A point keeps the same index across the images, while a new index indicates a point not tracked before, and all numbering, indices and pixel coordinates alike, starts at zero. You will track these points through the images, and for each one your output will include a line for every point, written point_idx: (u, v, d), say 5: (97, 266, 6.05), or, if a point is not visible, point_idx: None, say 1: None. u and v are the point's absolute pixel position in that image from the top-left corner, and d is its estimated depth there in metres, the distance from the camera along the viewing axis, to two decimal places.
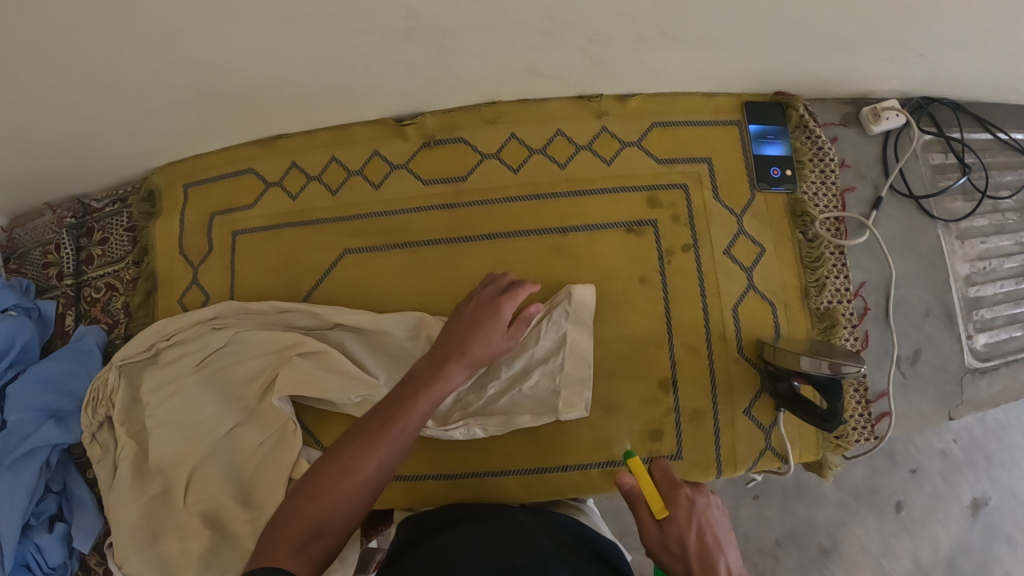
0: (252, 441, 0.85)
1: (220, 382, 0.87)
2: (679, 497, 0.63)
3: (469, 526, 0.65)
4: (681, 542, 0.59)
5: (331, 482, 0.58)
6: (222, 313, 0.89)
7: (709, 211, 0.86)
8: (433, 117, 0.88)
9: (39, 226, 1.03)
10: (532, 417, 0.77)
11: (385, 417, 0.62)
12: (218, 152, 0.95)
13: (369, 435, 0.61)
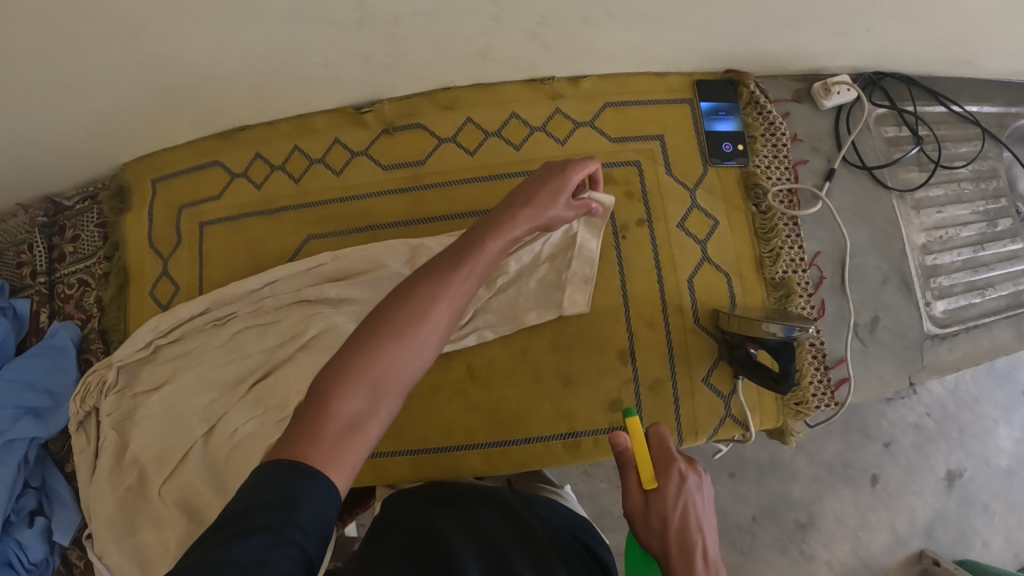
0: (228, 431, 0.83)
1: (209, 378, 0.85)
2: (672, 471, 0.59)
3: (472, 510, 0.68)
4: (663, 521, 0.57)
5: (392, 336, 0.49)
6: (212, 308, 0.88)
7: (662, 186, 0.88)
8: (391, 104, 0.91)
9: (12, 227, 1.04)
10: (538, 312, 0.82)
11: (449, 269, 0.53)
12: (183, 146, 0.97)
13: (434, 285, 0.52)
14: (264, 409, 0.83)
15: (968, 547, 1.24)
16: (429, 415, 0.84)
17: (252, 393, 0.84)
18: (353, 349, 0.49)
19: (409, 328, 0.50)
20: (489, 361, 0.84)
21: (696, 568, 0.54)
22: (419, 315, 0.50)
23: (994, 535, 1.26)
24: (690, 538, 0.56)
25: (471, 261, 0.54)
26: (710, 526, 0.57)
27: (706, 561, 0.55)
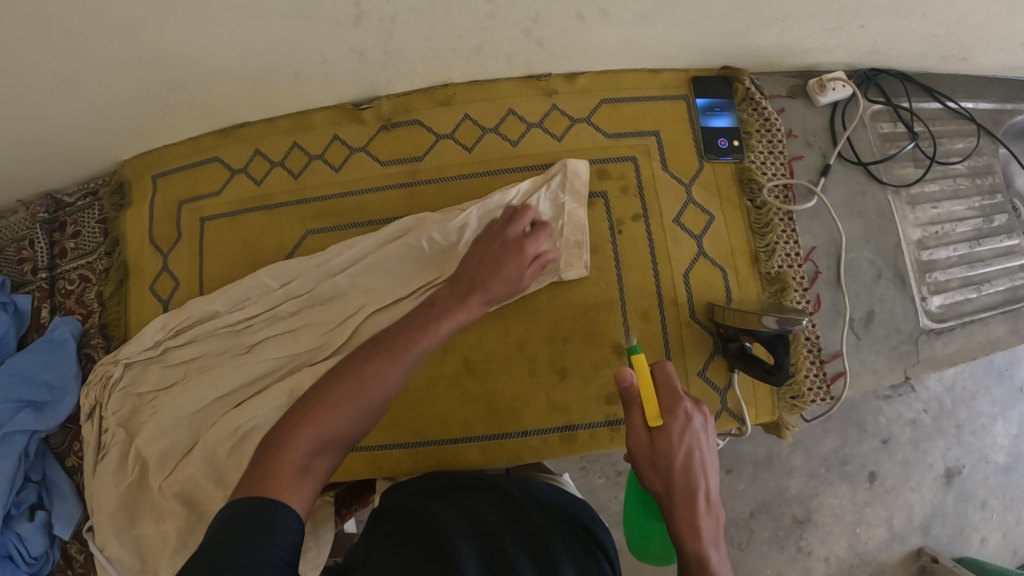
0: (230, 429, 0.82)
1: (214, 379, 0.84)
2: (678, 410, 0.59)
3: (471, 497, 0.69)
4: (667, 459, 0.58)
5: (345, 397, 0.55)
6: (218, 309, 0.88)
7: (658, 181, 0.89)
8: (389, 100, 0.91)
9: (12, 224, 1.06)
10: (537, 280, 0.83)
11: (404, 341, 0.60)
12: (182, 143, 0.98)
13: (389, 353, 0.58)
14: (270, 409, 0.82)
15: (966, 543, 1.25)
16: (426, 408, 0.84)
17: (258, 396, 0.83)
18: (313, 403, 0.55)
19: (361, 392, 0.56)
20: (485, 355, 0.85)
21: (697, 506, 0.56)
22: (372, 379, 0.56)
23: (992, 532, 1.26)
24: (691, 476, 0.57)
25: (424, 331, 0.61)
26: (711, 466, 0.58)
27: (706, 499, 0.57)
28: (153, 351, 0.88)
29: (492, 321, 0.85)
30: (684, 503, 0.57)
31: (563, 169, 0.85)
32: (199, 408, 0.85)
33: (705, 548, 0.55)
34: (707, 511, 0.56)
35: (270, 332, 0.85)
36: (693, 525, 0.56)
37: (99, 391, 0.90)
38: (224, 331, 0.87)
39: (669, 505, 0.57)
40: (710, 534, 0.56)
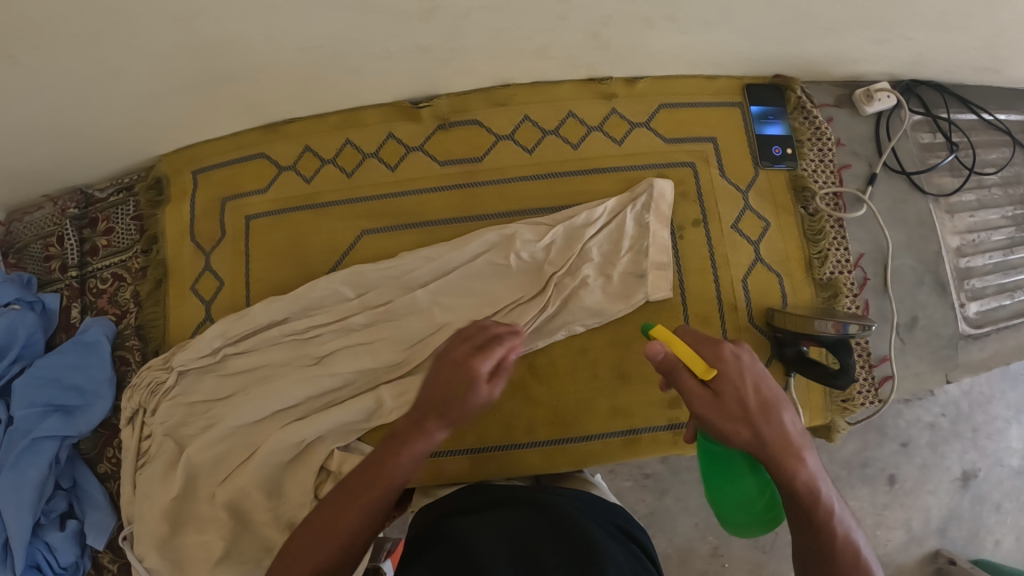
0: (292, 441, 0.83)
1: (277, 390, 0.84)
2: (722, 354, 0.57)
3: (506, 509, 0.68)
4: (741, 406, 0.56)
5: (323, 527, 0.61)
6: (286, 313, 0.86)
7: (716, 187, 0.89)
8: (447, 99, 0.88)
9: (38, 220, 1.03)
10: (600, 284, 0.84)
11: (370, 476, 0.62)
12: (225, 137, 0.94)
13: (353, 491, 0.62)
14: (336, 424, 0.84)
15: (981, 546, 1.27)
16: (485, 414, 0.83)
17: (329, 408, 0.84)
18: (303, 533, 0.63)
19: (336, 527, 0.61)
20: (550, 360, 0.84)
21: (789, 440, 0.56)
22: (344, 515, 0.61)
23: (1006, 534, 1.28)
24: (771, 414, 0.57)
25: (381, 465, 0.62)
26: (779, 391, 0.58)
27: (790, 425, 0.57)
28: (210, 358, 0.88)
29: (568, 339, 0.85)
30: (782, 443, 0.56)
31: (649, 189, 0.86)
32: (261, 418, 0.86)
33: (814, 471, 0.56)
34: (800, 435, 0.57)
35: (341, 344, 0.84)
36: (795, 454, 0.56)
37: (147, 395, 0.90)
38: (293, 342, 0.86)
39: (765, 447, 0.56)
40: (809, 453, 0.57)
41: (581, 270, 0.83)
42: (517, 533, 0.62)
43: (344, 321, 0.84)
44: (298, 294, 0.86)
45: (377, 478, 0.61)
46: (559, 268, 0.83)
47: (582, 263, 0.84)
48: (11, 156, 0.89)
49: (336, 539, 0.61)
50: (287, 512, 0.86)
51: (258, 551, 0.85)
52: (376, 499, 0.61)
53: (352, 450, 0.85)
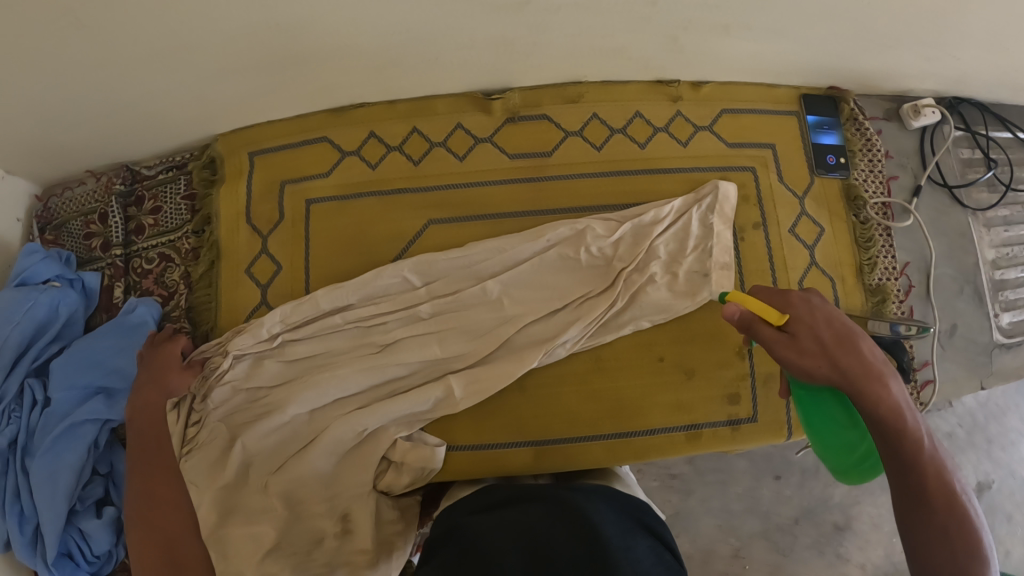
0: (353, 429, 0.83)
1: (342, 376, 0.84)
2: (792, 300, 0.64)
3: (521, 509, 0.67)
4: (816, 340, 0.61)
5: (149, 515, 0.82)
6: (351, 300, 0.86)
7: (775, 193, 0.92)
8: (519, 93, 0.89)
9: (78, 196, 1.03)
10: (665, 281, 0.85)
11: (149, 462, 0.84)
12: (287, 120, 0.92)
13: (149, 482, 0.83)
14: (398, 413, 0.83)
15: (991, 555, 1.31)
16: (551, 406, 0.84)
17: (391, 398, 0.83)
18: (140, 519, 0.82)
19: (162, 511, 0.83)
20: (616, 355, 0.86)
21: (868, 367, 0.59)
22: (157, 499, 0.83)
23: (1016, 546, 1.31)
24: (848, 345, 0.61)
25: (154, 448, 0.85)
26: (856, 328, 0.62)
27: (871, 356, 0.61)
28: (268, 343, 0.87)
29: (632, 333, 0.86)
30: (863, 368, 0.59)
31: (714, 191, 0.88)
32: (322, 405, 0.85)
33: (902, 398, 0.58)
34: (882, 362, 0.59)
35: (405, 333, 0.84)
36: (879, 379, 0.59)
37: (199, 380, 0.88)
38: (355, 330, 0.86)
39: (849, 375, 0.59)
40: (895, 380, 0.59)
41: (649, 267, 0.85)
42: (531, 529, 0.63)
43: (410, 309, 0.84)
44: (363, 280, 0.86)
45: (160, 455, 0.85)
46: (627, 264, 0.84)
47: (650, 260, 0.85)
48: (64, 127, 0.88)
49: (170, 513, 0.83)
50: (342, 504, 0.86)
51: (307, 540, 0.85)
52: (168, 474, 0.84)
53: (416, 441, 0.83)
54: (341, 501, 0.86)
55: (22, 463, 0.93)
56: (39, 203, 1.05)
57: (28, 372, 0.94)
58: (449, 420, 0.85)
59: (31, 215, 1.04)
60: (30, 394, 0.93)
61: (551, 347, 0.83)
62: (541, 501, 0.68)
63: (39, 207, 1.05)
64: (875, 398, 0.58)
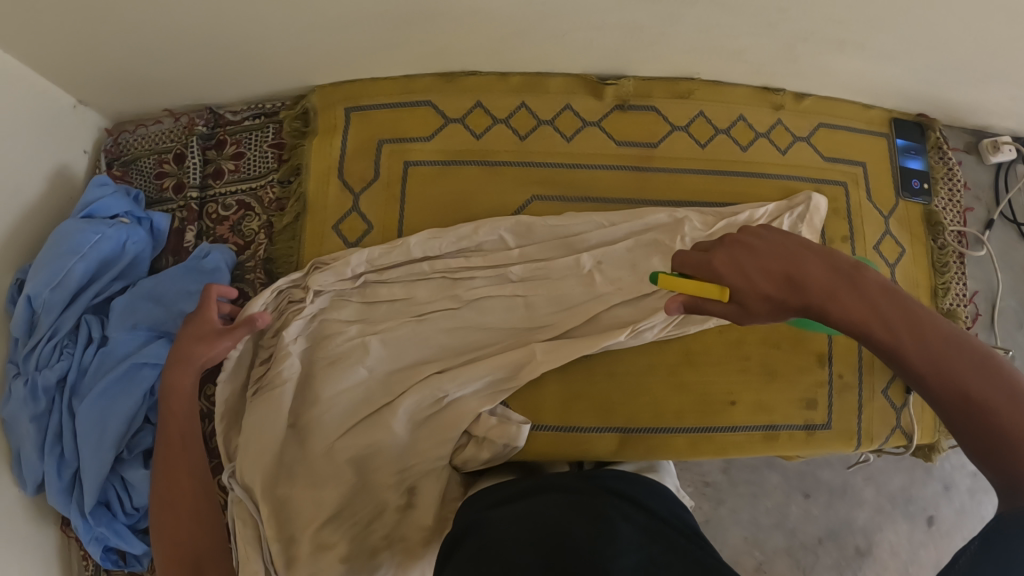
0: (435, 395, 0.80)
1: (429, 337, 0.83)
2: (718, 270, 0.63)
3: (546, 500, 0.68)
4: (763, 298, 0.61)
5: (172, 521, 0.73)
6: (444, 250, 0.84)
7: (864, 210, 0.94)
8: (632, 81, 0.89)
9: (154, 134, 1.01)
10: None
11: (172, 459, 0.76)
12: (393, 80, 0.90)
13: (168, 484, 0.75)
14: (484, 383, 0.81)
15: None
16: (638, 394, 0.84)
17: (474, 364, 0.81)
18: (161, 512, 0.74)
19: (180, 523, 0.73)
20: (706, 347, 0.87)
21: (813, 295, 0.59)
22: (176, 504, 0.74)
23: None
24: (793, 283, 0.60)
25: (180, 441, 0.76)
26: (790, 257, 0.61)
27: (819, 277, 0.60)
28: (350, 283, 0.85)
29: (720, 329, 0.87)
30: (814, 300, 0.59)
31: (807, 201, 0.90)
32: (403, 368, 0.83)
33: (859, 304, 0.57)
34: (826, 281, 0.59)
35: (498, 307, 0.82)
36: (834, 299, 0.58)
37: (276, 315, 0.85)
38: (443, 298, 0.83)
39: (808, 309, 0.59)
40: (848, 287, 0.58)
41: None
42: (546, 522, 0.63)
43: (502, 269, 0.83)
44: (461, 231, 0.84)
45: (184, 450, 0.76)
46: None
47: None
48: (161, 59, 0.86)
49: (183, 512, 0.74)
50: (411, 477, 0.83)
51: (372, 509, 0.83)
52: (192, 472, 0.75)
53: (500, 416, 0.81)
54: (410, 474, 0.83)
55: (69, 402, 0.89)
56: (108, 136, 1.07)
57: (86, 308, 0.91)
58: (536, 398, 0.83)
59: (98, 146, 1.07)
60: (87, 330, 0.90)
61: (640, 329, 0.82)
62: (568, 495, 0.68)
63: (107, 139, 1.08)
64: (838, 321, 0.57)
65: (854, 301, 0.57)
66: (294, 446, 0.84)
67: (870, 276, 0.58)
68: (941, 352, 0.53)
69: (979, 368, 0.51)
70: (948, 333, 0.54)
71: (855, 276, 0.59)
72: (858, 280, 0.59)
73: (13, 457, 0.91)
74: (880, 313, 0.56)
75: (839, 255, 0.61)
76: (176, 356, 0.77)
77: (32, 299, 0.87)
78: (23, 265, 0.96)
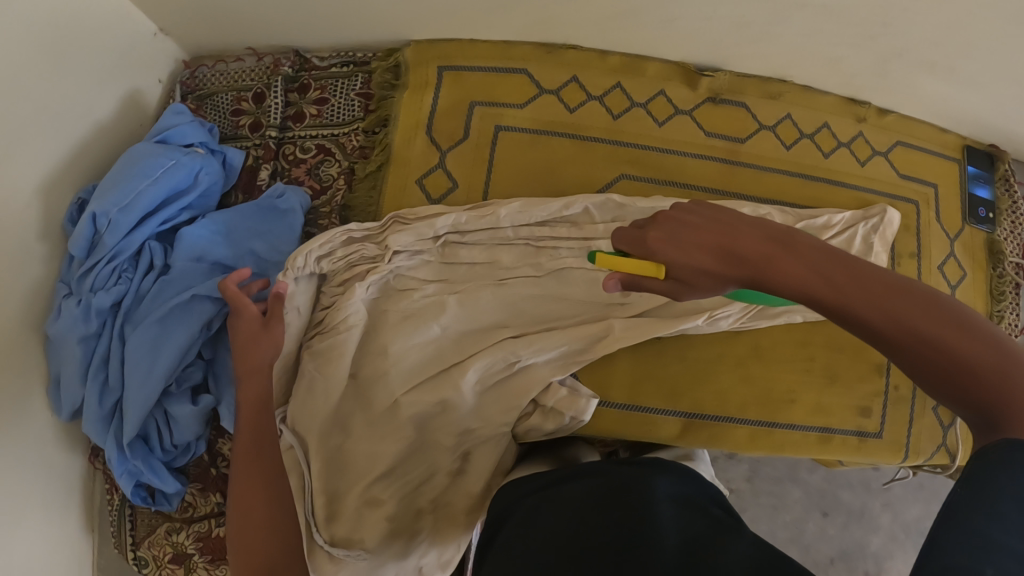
0: (507, 361, 0.80)
1: (506, 301, 0.82)
2: (655, 247, 0.59)
3: (574, 493, 0.65)
4: (700, 272, 0.58)
5: (247, 529, 0.74)
6: (530, 217, 0.84)
7: (932, 230, 0.96)
8: (727, 75, 0.90)
9: (234, 71, 0.99)
10: None
11: (244, 469, 0.76)
12: (490, 43, 0.90)
13: (240, 472, 0.76)
14: (557, 353, 0.81)
15: None
16: (706, 382, 0.85)
17: (550, 334, 0.81)
18: (235, 508, 0.75)
19: (255, 523, 0.74)
20: (775, 343, 0.87)
21: (750, 264, 0.56)
22: (251, 514, 0.75)
23: None
24: (731, 255, 0.57)
25: (253, 450, 0.76)
26: (721, 228, 0.58)
27: (756, 246, 0.57)
28: (431, 241, 0.84)
29: (789, 327, 0.87)
30: (755, 269, 0.56)
31: (882, 214, 0.91)
32: (476, 329, 0.83)
33: (801, 267, 0.55)
34: (764, 250, 0.56)
35: (578, 278, 0.83)
36: (774, 266, 0.55)
37: (345, 266, 0.84)
38: (525, 265, 0.83)
39: (752, 278, 0.56)
40: (785, 253, 0.56)
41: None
42: (570, 521, 0.60)
43: (587, 242, 0.83)
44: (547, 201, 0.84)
45: (257, 460, 0.76)
46: None
47: None
48: None
49: (256, 510, 0.75)
50: (469, 442, 0.81)
51: (424, 468, 0.81)
52: (262, 463, 0.76)
53: (570, 388, 0.80)
54: (468, 438, 0.81)
55: (120, 328, 0.87)
56: (185, 69, 1.05)
57: (151, 235, 0.89)
58: (607, 374, 0.84)
59: (173, 78, 1.05)
60: (149, 257, 0.88)
61: (716, 316, 0.82)
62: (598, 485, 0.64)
63: (183, 72, 1.06)
64: (785, 290, 0.55)
65: (796, 265, 0.55)
66: (353, 397, 0.82)
67: (806, 240, 0.56)
68: (892, 303, 0.51)
69: (933, 309, 0.50)
70: (894, 279, 0.52)
71: (791, 243, 0.56)
72: (795, 244, 0.56)
73: (55, 378, 0.89)
74: (822, 273, 0.54)
75: (770, 223, 0.59)
76: (244, 364, 0.77)
77: (98, 217, 0.84)
78: (85, 185, 0.94)
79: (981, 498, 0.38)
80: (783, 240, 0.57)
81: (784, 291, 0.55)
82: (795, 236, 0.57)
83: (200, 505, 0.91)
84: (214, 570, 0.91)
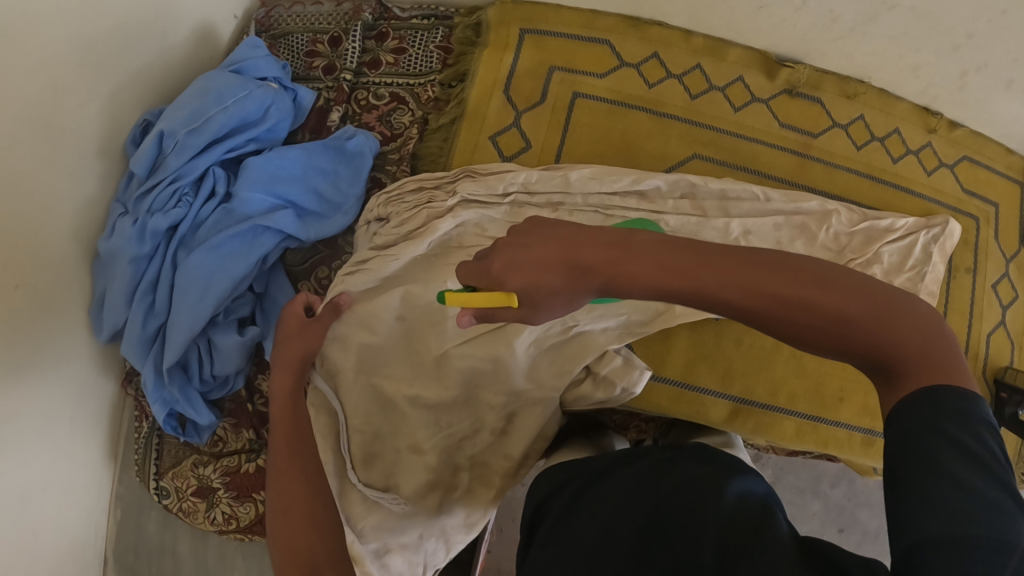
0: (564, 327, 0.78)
1: None
2: (500, 277, 0.55)
3: (611, 484, 0.62)
4: (550, 290, 0.55)
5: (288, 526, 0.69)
6: (599, 183, 0.83)
7: (990, 249, 0.96)
8: (808, 69, 0.89)
9: (309, 14, 0.99)
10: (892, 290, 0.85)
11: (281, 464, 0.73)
12: (577, 11, 0.89)
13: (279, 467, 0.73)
14: (618, 322, 0.79)
15: None
16: (761, 370, 0.84)
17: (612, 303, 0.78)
18: (274, 504, 0.71)
19: (298, 522, 0.69)
20: None
21: (597, 273, 0.54)
22: (291, 510, 0.70)
23: None
24: (574, 268, 0.55)
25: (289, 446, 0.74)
26: (560, 241, 0.56)
27: (598, 255, 0.55)
28: (499, 199, 0.83)
29: None
30: (607, 281, 0.54)
31: (944, 224, 0.89)
32: None
33: (651, 268, 0.53)
34: (607, 256, 0.54)
35: None
36: (623, 269, 0.54)
37: (409, 208, 0.83)
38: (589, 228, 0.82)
39: (599, 285, 0.55)
40: (629, 252, 0.54)
41: (870, 268, 0.84)
42: (612, 520, 0.58)
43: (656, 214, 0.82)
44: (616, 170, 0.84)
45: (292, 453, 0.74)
46: (863, 259, 0.84)
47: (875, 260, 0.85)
48: None
49: (299, 509, 0.70)
50: (515, 404, 0.79)
51: (467, 423, 0.80)
52: (300, 458, 0.74)
53: (625, 358, 0.79)
54: (516, 399, 0.79)
55: (174, 252, 0.85)
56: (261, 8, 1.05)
57: (215, 162, 0.87)
58: (661, 349, 0.85)
59: (248, 15, 1.05)
60: (211, 183, 0.86)
61: None
62: (642, 481, 0.61)
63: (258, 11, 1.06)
64: (638, 290, 0.54)
65: (637, 264, 0.54)
66: (401, 343, 0.80)
67: (643, 240, 0.55)
68: (746, 275, 0.51)
69: (789, 272, 0.51)
70: (735, 253, 0.53)
71: (631, 245, 0.55)
72: (630, 243, 0.55)
73: (99, 297, 0.88)
74: (671, 267, 0.53)
75: (605, 228, 0.57)
76: (284, 356, 0.76)
77: (165, 137, 0.84)
78: (150, 108, 0.92)
79: (931, 473, 0.39)
80: (621, 242, 0.55)
81: (636, 292, 0.54)
82: (629, 233, 0.56)
83: (231, 440, 0.91)
84: (237, 506, 0.92)
